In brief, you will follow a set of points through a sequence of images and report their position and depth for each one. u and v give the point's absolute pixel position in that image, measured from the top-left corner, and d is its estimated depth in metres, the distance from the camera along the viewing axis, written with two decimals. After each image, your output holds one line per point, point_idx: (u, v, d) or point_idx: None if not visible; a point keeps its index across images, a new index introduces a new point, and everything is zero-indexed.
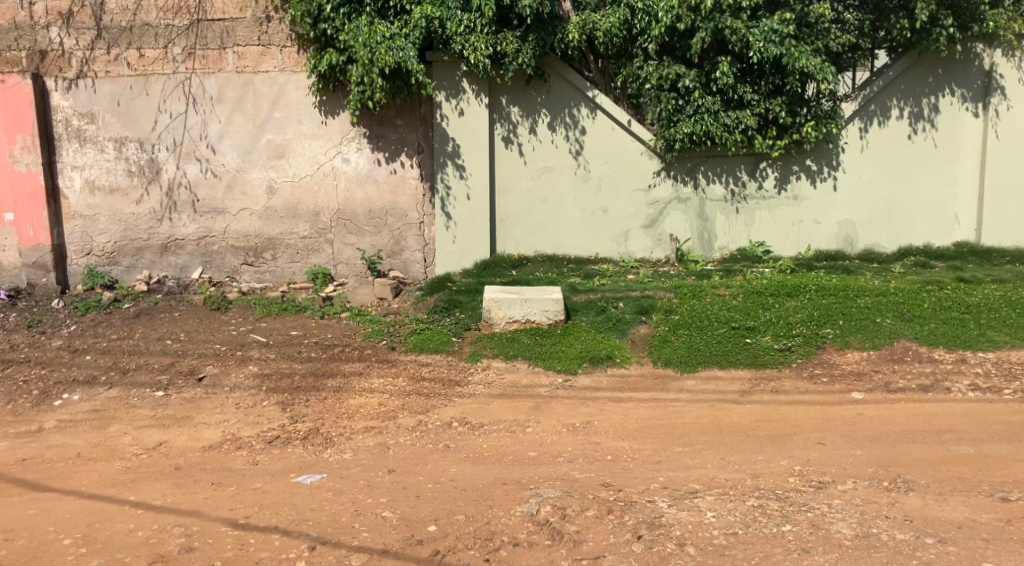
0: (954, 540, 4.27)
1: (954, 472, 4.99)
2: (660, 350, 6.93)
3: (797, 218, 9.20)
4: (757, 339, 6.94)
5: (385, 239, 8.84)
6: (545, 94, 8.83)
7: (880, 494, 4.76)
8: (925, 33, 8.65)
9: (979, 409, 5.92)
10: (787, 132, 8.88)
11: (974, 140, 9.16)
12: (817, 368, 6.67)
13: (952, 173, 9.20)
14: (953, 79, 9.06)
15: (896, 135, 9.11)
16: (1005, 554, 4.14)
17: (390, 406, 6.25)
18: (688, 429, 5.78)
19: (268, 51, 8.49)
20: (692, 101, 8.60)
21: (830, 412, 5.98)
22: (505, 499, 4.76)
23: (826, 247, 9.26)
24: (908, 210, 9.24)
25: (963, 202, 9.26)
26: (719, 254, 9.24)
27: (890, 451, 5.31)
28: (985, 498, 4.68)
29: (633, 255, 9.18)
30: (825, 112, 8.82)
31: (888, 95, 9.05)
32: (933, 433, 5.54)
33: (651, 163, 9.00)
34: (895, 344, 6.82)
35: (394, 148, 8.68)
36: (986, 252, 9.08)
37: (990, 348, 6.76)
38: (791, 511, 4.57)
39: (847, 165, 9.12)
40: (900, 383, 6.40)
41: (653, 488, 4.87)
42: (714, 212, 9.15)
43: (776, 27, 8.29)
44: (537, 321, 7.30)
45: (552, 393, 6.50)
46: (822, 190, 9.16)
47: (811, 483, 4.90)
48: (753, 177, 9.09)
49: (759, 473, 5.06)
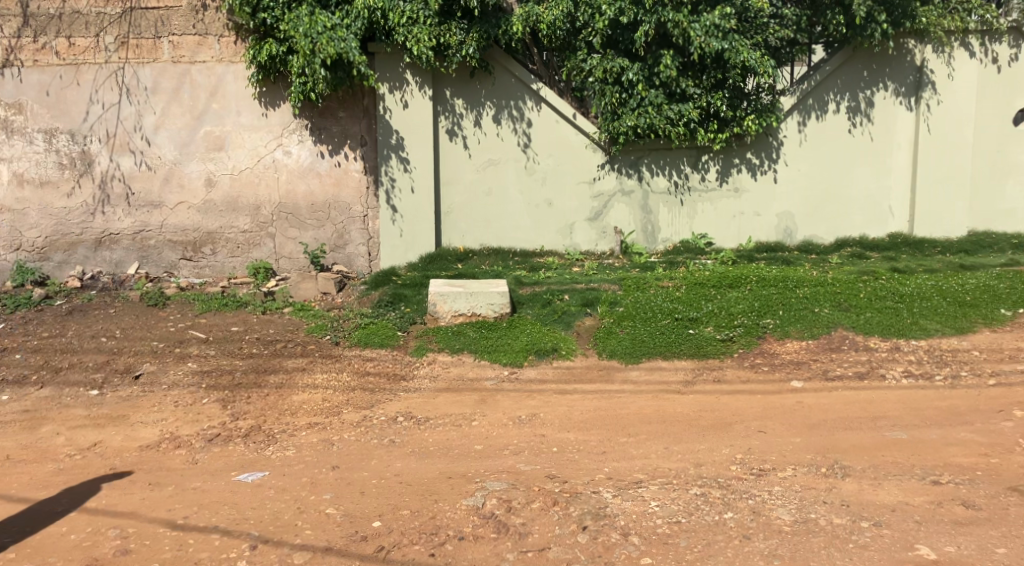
0: (888, 523, 4.37)
1: (888, 457, 5.12)
2: (605, 341, 6.99)
3: (737, 210, 9.34)
4: (699, 330, 7.03)
5: (328, 233, 8.72)
6: (488, 87, 8.82)
7: (818, 479, 4.87)
8: (860, 29, 8.81)
9: (914, 396, 6.07)
10: (728, 126, 8.98)
11: (907, 133, 9.39)
12: (758, 357, 6.78)
13: (886, 165, 9.43)
14: (886, 74, 9.27)
15: (833, 128, 9.29)
16: (936, 536, 4.24)
17: (334, 402, 6.18)
18: (633, 420, 5.83)
19: (205, 40, 8.30)
20: (636, 94, 8.67)
21: (770, 400, 6.09)
22: (451, 493, 4.75)
23: (765, 239, 9.42)
24: (845, 202, 9.45)
25: (897, 194, 9.50)
26: (663, 246, 9.32)
27: (827, 438, 5.42)
28: (917, 481, 4.81)
29: (578, 247, 9.22)
30: (764, 106, 8.93)
31: (825, 89, 9.22)
32: (870, 420, 5.68)
33: (596, 156, 9.05)
34: (833, 334, 6.98)
35: (337, 140, 8.56)
36: (919, 243, 9.33)
37: (922, 336, 6.95)
38: (732, 499, 4.64)
39: (786, 158, 9.29)
40: (837, 370, 6.53)
41: (598, 478, 4.91)
42: (657, 204, 9.23)
43: (717, 22, 8.41)
44: (482, 314, 7.30)
45: (498, 387, 6.49)
46: (762, 183, 9.31)
47: (752, 471, 4.98)
48: (695, 169, 9.19)
49: (702, 462, 5.14)
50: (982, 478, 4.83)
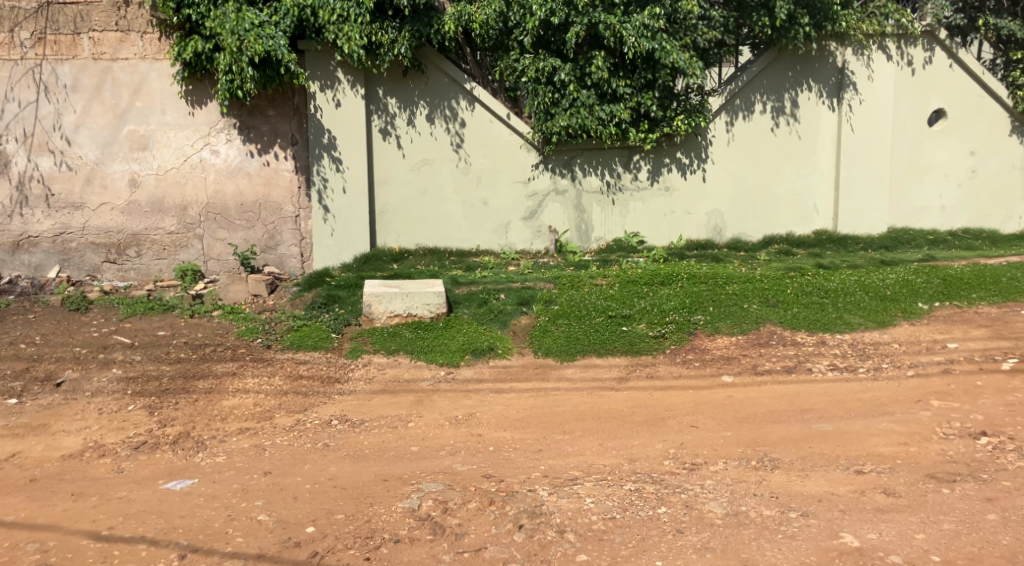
0: (815, 513, 4.48)
1: (814, 449, 5.25)
2: (541, 340, 7.03)
3: (669, 209, 9.47)
4: (632, 327, 7.11)
5: (259, 234, 8.56)
6: (421, 86, 8.79)
7: (748, 472, 4.97)
8: (784, 31, 9.00)
9: (839, 388, 6.24)
10: (659, 126, 9.10)
11: (830, 133, 9.65)
12: (689, 353, 6.89)
13: (811, 164, 9.68)
14: (810, 76, 9.51)
15: (760, 129, 9.50)
16: (860, 524, 4.37)
17: (266, 406, 6.07)
18: (568, 417, 5.87)
19: (127, 37, 8.07)
20: (568, 94, 8.71)
21: (702, 395, 6.20)
22: (386, 495, 4.71)
23: (696, 237, 9.58)
24: (772, 201, 9.67)
25: (822, 192, 9.76)
26: (597, 244, 9.40)
27: (757, 431, 5.54)
28: (842, 471, 4.95)
29: (513, 247, 9.24)
30: (693, 106, 9.10)
31: (752, 90, 9.41)
32: (797, 413, 5.82)
33: (529, 155, 9.07)
34: (761, 329, 7.14)
35: (267, 139, 8.41)
36: (842, 240, 9.62)
37: (846, 330, 7.16)
38: (666, 494, 4.70)
39: (716, 158, 9.46)
40: (766, 365, 6.68)
41: (534, 477, 4.93)
42: (591, 204, 9.30)
43: (647, 23, 8.50)
44: (418, 315, 7.25)
45: (434, 387, 6.46)
46: (692, 182, 9.46)
47: (685, 466, 5.06)
48: (627, 169, 9.30)
49: (636, 458, 5.20)
50: (902, 467, 4.99)
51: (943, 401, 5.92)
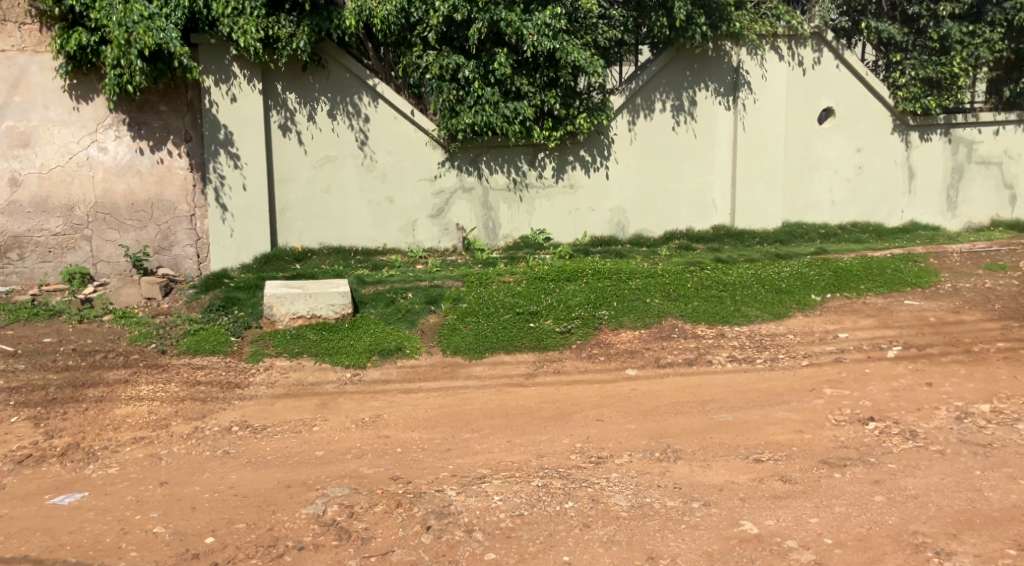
0: (716, 502, 4.59)
1: (715, 439, 5.38)
2: (448, 338, 6.99)
3: (574, 206, 9.57)
4: (540, 323, 7.15)
5: (152, 234, 8.25)
6: (322, 81, 8.62)
7: (652, 464, 5.06)
8: (682, 31, 9.17)
9: (738, 379, 6.42)
10: (562, 124, 9.19)
11: (728, 131, 9.91)
12: (595, 348, 6.97)
13: (711, 161, 9.92)
14: (707, 75, 9.74)
15: (661, 126, 9.69)
16: (758, 511, 4.50)
17: (162, 414, 5.84)
18: (476, 415, 5.85)
19: (4, 28, 7.64)
20: (472, 91, 8.69)
21: (608, 389, 6.28)
22: (289, 502, 4.59)
23: (601, 234, 9.70)
24: (674, 197, 9.88)
25: (721, 189, 10.02)
26: (504, 242, 9.41)
27: (661, 423, 5.64)
28: (742, 460, 5.09)
29: (420, 245, 9.17)
30: (595, 105, 9.21)
31: (652, 88, 9.59)
32: (698, 404, 5.95)
33: (434, 153, 9.02)
34: (664, 323, 7.29)
35: (159, 135, 8.11)
36: (740, 235, 9.91)
37: (744, 323, 7.38)
38: (573, 488, 4.74)
39: (618, 155, 9.60)
40: (669, 357, 6.80)
41: (442, 477, 4.89)
42: (497, 201, 9.31)
43: (548, 21, 8.54)
44: (323, 316, 7.11)
45: (339, 390, 6.35)
46: (596, 179, 9.58)
47: (591, 459, 5.11)
48: (533, 166, 9.34)
49: (543, 453, 5.22)
50: (797, 454, 5.16)
51: (834, 388, 6.16)
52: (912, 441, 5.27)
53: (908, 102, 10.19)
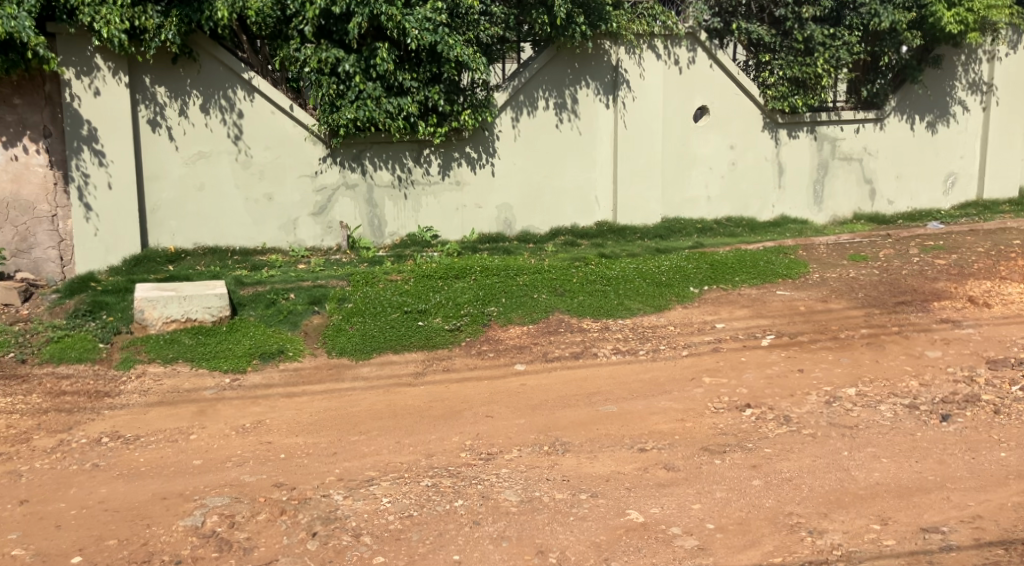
0: (603, 493, 4.66)
1: (602, 430, 5.47)
2: (334, 339, 6.85)
3: (460, 203, 9.54)
4: (428, 321, 7.10)
5: (8, 235, 7.77)
6: (193, 75, 8.28)
7: (541, 458, 5.09)
8: (562, 29, 9.29)
9: (623, 370, 6.54)
10: (446, 120, 9.13)
11: (609, 128, 10.08)
12: (484, 344, 6.96)
13: (593, 158, 10.07)
14: (588, 73, 9.87)
15: (544, 123, 9.77)
16: (644, 500, 4.59)
17: (22, 428, 5.48)
18: (363, 417, 5.74)
19: None
20: (353, 86, 8.57)
21: (496, 385, 6.28)
22: (165, 515, 4.38)
23: (487, 230, 9.71)
24: (558, 193, 9.99)
25: (604, 185, 10.19)
26: (390, 240, 9.29)
27: (549, 417, 5.69)
28: (627, 450, 5.19)
29: (302, 243, 8.94)
30: (479, 101, 9.18)
31: (534, 86, 9.67)
32: (585, 396, 6.03)
33: (315, 149, 8.81)
34: (550, 317, 7.36)
35: (13, 130, 7.69)
36: (623, 230, 10.12)
37: (628, 315, 7.54)
38: (462, 487, 4.71)
39: (503, 152, 9.63)
40: (556, 352, 6.86)
41: (328, 481, 4.78)
42: (382, 198, 9.18)
43: (429, 16, 8.48)
44: (198, 319, 6.82)
45: (218, 396, 6.11)
46: (481, 176, 9.58)
47: (481, 456, 5.10)
48: (417, 163, 9.25)
49: (432, 452, 5.17)
50: (680, 442, 5.30)
51: (713, 377, 6.36)
52: (786, 426, 5.50)
53: (776, 101, 10.61)
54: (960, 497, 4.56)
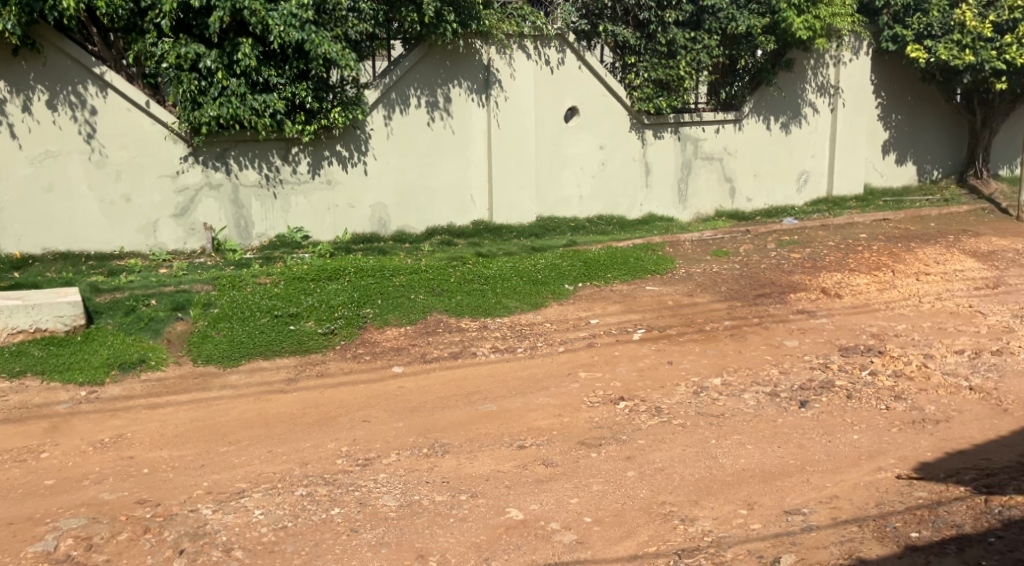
0: (483, 492, 4.66)
1: (481, 430, 5.46)
2: (200, 346, 6.56)
3: (332, 203, 9.33)
4: (299, 325, 6.92)
5: None
6: (38, 69, 7.86)
7: (419, 460, 5.04)
8: (432, 27, 9.24)
9: (501, 369, 6.57)
10: (315, 118, 8.91)
11: (482, 127, 10.10)
12: (359, 347, 6.84)
13: (467, 157, 10.07)
14: (459, 72, 9.85)
15: (416, 122, 9.69)
16: (523, 497, 4.62)
17: None
18: (233, 427, 5.53)
19: None
20: (216, 82, 8.23)
21: (373, 388, 6.18)
22: (14, 541, 4.09)
23: (360, 231, 9.55)
24: (432, 193, 9.93)
25: (477, 184, 10.21)
26: (259, 241, 8.99)
27: (427, 419, 5.64)
28: (506, 448, 5.21)
29: (164, 247, 8.55)
30: (349, 98, 9.03)
31: (405, 84, 9.57)
32: (463, 396, 6.02)
33: (176, 148, 8.43)
34: (428, 318, 7.32)
35: None
36: (498, 229, 10.17)
37: (505, 314, 7.58)
38: (339, 494, 4.61)
39: (375, 151, 9.48)
40: (433, 353, 6.82)
41: (196, 495, 4.57)
42: (249, 198, 8.87)
43: (294, 11, 8.24)
44: (49, 328, 6.40)
45: (73, 410, 5.75)
46: (353, 175, 9.41)
47: (358, 462, 5.00)
48: (286, 162, 9.00)
49: (307, 460, 5.03)
50: (557, 437, 5.36)
51: (589, 372, 6.48)
52: (658, 417, 5.66)
53: (642, 102, 10.94)
54: (818, 479, 4.81)
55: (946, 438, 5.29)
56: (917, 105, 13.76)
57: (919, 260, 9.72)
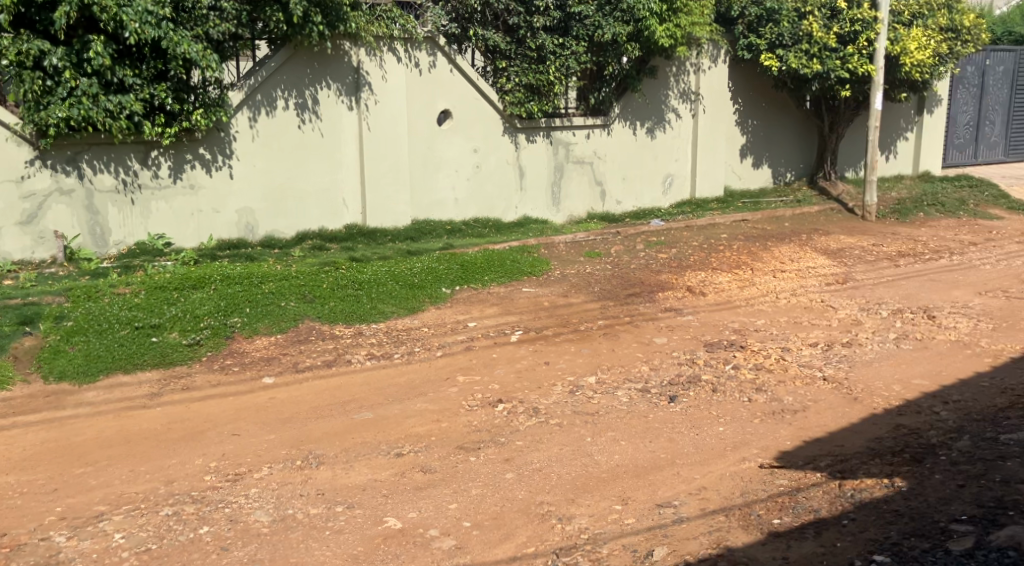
0: (360, 503, 4.58)
1: (356, 439, 5.38)
2: (51, 362, 6.18)
3: (195, 208, 8.98)
4: (162, 337, 6.62)
5: None
6: None
7: (293, 473, 4.91)
8: (299, 28, 9.01)
9: (377, 376, 6.47)
10: (176, 120, 8.57)
11: (353, 130, 9.94)
12: (227, 358, 6.61)
13: (337, 160, 9.89)
14: (328, 73, 9.68)
15: (284, 125, 9.45)
16: (401, 505, 4.57)
17: None
18: (90, 447, 5.23)
19: None
20: (64, 81, 7.77)
21: (243, 400, 5.98)
22: None
23: (227, 237, 9.23)
24: (302, 197, 9.71)
25: (349, 188, 10.05)
26: (116, 249, 8.55)
27: (301, 430, 5.51)
28: (383, 457, 5.14)
29: (9, 257, 8.00)
30: (212, 100, 8.70)
31: (272, 85, 9.31)
32: (338, 405, 5.90)
33: (21, 150, 7.90)
34: (300, 326, 7.16)
35: None
36: (371, 233, 10.05)
37: (380, 319, 7.50)
38: (207, 512, 4.43)
39: (241, 154, 9.19)
40: (306, 361, 6.65)
41: (49, 522, 4.30)
42: (105, 204, 8.43)
43: (150, 8, 7.90)
44: None
45: None
46: (218, 179, 9.08)
47: (227, 478, 4.83)
48: (144, 165, 8.59)
49: (173, 478, 4.82)
50: (435, 443, 5.34)
51: (466, 376, 6.48)
52: (535, 418, 5.72)
53: (514, 106, 11.05)
54: (688, 472, 4.98)
55: (803, 427, 5.59)
56: (771, 112, 14.46)
57: (775, 258, 10.23)
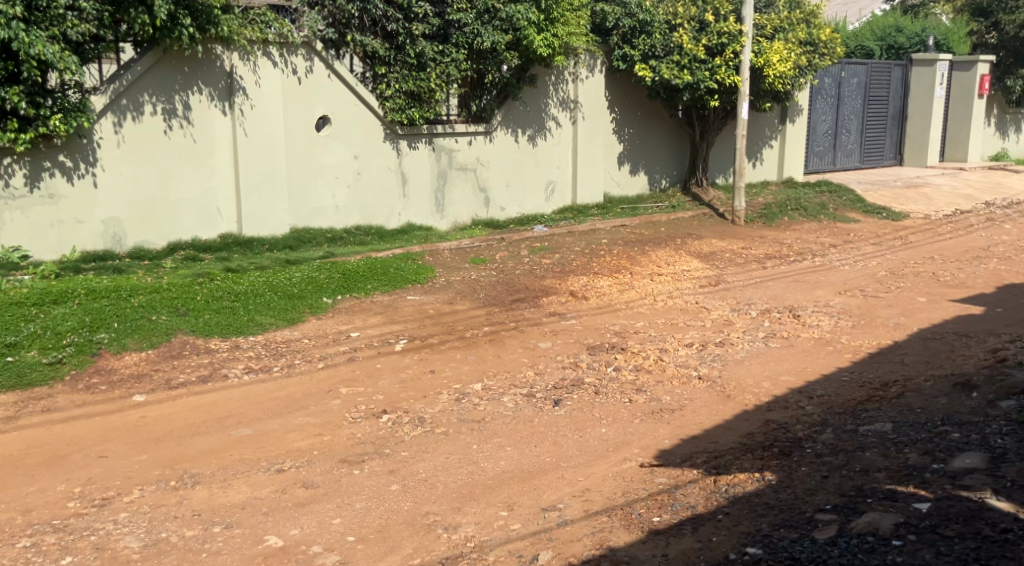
0: (239, 522, 4.43)
1: (234, 456, 5.20)
2: None
3: (56, 218, 8.52)
4: (19, 356, 6.24)
5: None
6: None
7: (166, 495, 4.71)
8: (166, 31, 8.65)
9: (256, 390, 6.27)
10: (31, 125, 8.11)
11: (227, 136, 9.64)
12: (93, 377, 6.28)
13: (211, 167, 9.57)
14: (199, 78, 9.35)
15: (152, 131, 9.07)
16: (282, 523, 4.45)
17: None
18: None
19: None
20: None
21: (111, 420, 5.69)
22: None
23: (91, 248, 8.79)
24: (173, 206, 9.34)
25: (224, 196, 9.74)
26: None
27: (174, 449, 5.29)
28: (263, 473, 5.00)
29: None
30: (72, 104, 8.27)
31: (138, 89, 8.93)
32: (215, 422, 5.70)
33: None
34: (173, 341, 6.86)
35: None
36: (248, 242, 9.78)
37: (259, 331, 7.29)
38: (71, 541, 4.20)
39: (105, 162, 8.77)
40: (180, 378, 6.39)
41: None
42: None
43: None
44: None
45: None
46: (81, 188, 8.64)
47: (93, 503, 4.58)
48: None
49: (32, 507, 4.53)
50: (317, 457, 5.22)
51: (349, 387, 6.37)
52: (420, 427, 5.68)
53: (394, 113, 11.01)
54: (572, 474, 5.06)
55: (681, 426, 5.76)
56: (647, 120, 14.88)
57: (653, 262, 10.52)
